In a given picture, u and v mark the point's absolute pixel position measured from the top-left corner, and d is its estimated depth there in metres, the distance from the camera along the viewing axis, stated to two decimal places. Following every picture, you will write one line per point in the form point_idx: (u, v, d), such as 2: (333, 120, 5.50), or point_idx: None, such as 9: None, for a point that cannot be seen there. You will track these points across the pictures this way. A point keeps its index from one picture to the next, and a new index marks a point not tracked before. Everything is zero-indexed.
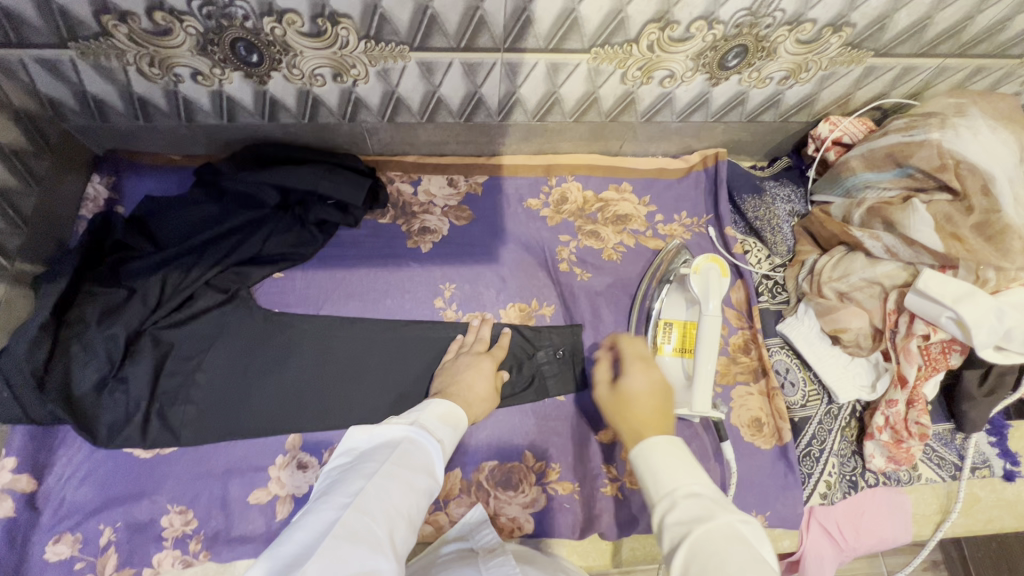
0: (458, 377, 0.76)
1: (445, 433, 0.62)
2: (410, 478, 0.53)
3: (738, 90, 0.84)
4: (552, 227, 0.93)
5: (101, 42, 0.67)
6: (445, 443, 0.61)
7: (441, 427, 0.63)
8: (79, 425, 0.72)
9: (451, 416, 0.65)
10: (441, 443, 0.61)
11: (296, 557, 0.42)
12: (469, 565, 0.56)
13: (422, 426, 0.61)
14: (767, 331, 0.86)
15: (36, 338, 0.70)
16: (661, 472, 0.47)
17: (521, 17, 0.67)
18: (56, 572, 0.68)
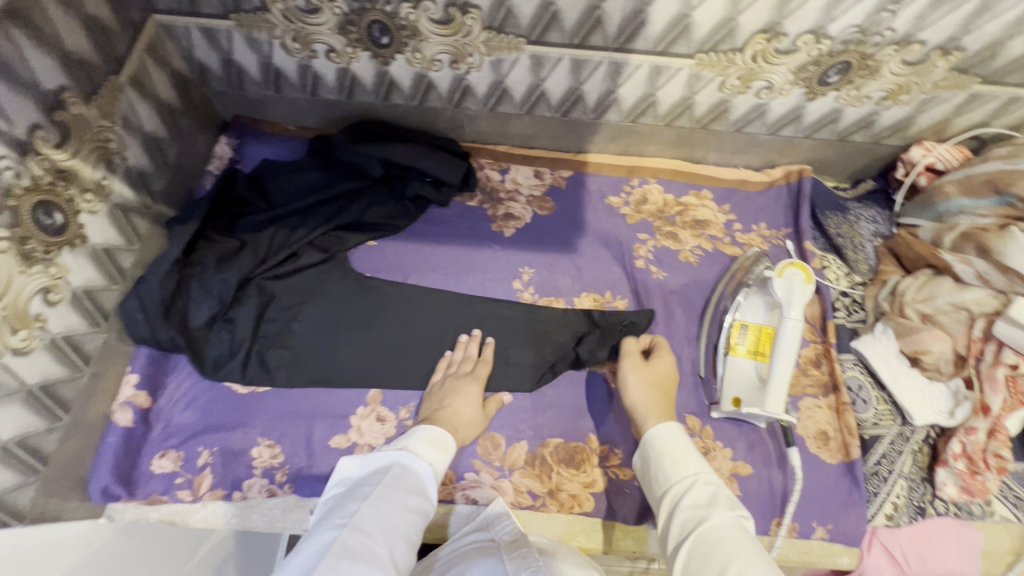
0: (447, 401, 0.77)
1: (435, 456, 0.67)
2: (400, 500, 0.59)
3: (833, 107, 0.86)
4: (631, 225, 0.96)
5: (259, 15, 0.75)
6: (435, 465, 0.67)
7: (430, 449, 0.68)
8: (192, 355, 0.78)
9: (441, 438, 0.70)
10: (430, 464, 0.66)
11: (304, 571, 0.49)
12: (494, 558, 0.59)
13: (411, 449, 0.67)
14: (841, 347, 0.86)
15: (166, 273, 0.77)
16: (680, 458, 0.61)
17: (636, 19, 0.72)
18: (159, 483, 0.74)
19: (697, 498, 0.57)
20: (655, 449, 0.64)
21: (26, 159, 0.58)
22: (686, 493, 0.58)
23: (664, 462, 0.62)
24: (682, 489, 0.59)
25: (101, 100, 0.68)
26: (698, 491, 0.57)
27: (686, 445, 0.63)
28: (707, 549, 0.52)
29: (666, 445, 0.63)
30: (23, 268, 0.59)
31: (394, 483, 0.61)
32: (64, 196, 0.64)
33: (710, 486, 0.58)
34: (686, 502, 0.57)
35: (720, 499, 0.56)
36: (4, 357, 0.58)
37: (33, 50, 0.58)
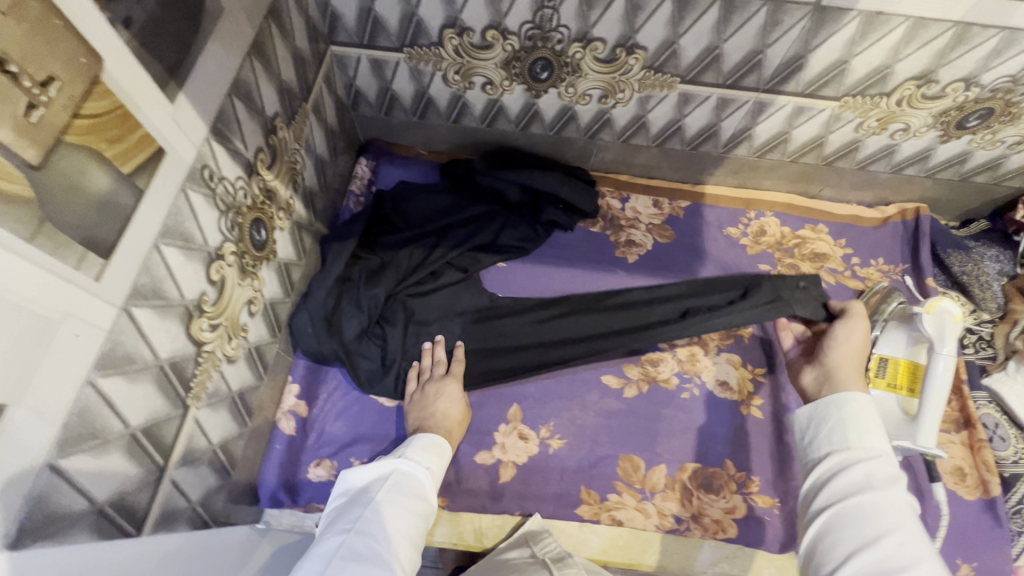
0: (432, 407, 0.77)
1: (431, 458, 0.66)
2: (400, 508, 0.59)
3: (964, 149, 0.88)
4: (752, 255, 0.99)
5: (431, 49, 0.80)
6: (433, 467, 0.66)
7: (436, 461, 0.67)
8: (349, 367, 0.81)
9: (440, 444, 0.69)
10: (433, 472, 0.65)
11: None
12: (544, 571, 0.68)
13: (416, 455, 0.66)
14: (973, 383, 0.88)
15: (330, 288, 0.81)
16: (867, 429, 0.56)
17: (795, 64, 0.76)
18: (317, 491, 0.76)
19: (879, 472, 0.53)
20: (840, 411, 0.59)
21: (251, 179, 0.62)
22: (868, 465, 0.54)
23: (854, 430, 0.57)
24: (857, 459, 0.55)
25: (295, 125, 0.73)
26: (879, 467, 0.53)
27: (869, 413, 0.58)
28: (861, 524, 0.49)
29: (853, 411, 0.58)
30: (240, 281, 0.63)
31: (402, 495, 0.60)
32: (269, 213, 0.68)
33: (896, 469, 0.53)
34: (864, 471, 0.53)
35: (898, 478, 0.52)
36: (222, 364, 0.61)
37: (264, 80, 0.63)
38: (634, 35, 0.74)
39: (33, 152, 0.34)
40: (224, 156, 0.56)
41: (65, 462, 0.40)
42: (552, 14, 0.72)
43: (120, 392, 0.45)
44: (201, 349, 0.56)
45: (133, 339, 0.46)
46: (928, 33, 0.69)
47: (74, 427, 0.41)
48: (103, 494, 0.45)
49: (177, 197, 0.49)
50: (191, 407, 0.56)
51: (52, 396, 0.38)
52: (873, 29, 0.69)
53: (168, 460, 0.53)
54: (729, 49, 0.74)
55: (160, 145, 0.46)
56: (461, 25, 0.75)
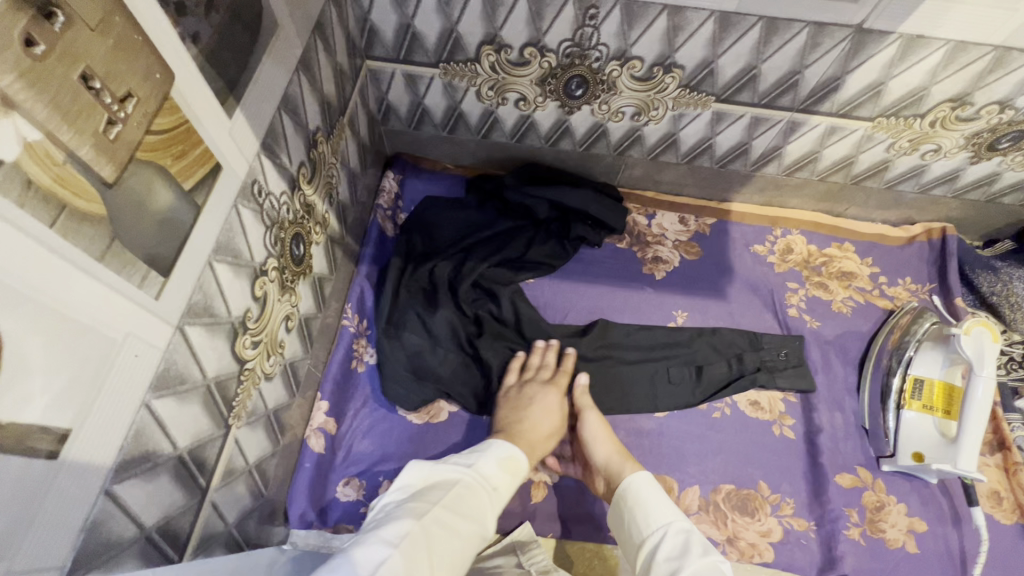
0: (526, 415, 0.76)
1: (500, 477, 0.65)
2: (455, 522, 0.56)
3: (993, 171, 0.89)
4: (779, 273, 0.98)
5: (467, 65, 0.79)
6: (496, 488, 0.64)
7: (501, 488, 0.64)
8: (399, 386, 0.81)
9: (516, 463, 0.68)
10: (496, 493, 0.63)
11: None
12: None
13: (489, 472, 0.64)
14: (1006, 406, 0.87)
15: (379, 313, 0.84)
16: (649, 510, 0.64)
17: (831, 85, 0.76)
18: (346, 511, 0.74)
19: (672, 550, 0.59)
20: (627, 500, 0.66)
21: (293, 194, 0.62)
22: (660, 545, 0.60)
23: (632, 514, 0.65)
24: (656, 539, 0.61)
25: (333, 139, 0.72)
26: (671, 543, 0.60)
27: (659, 492, 0.66)
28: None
29: (639, 496, 0.66)
30: (279, 297, 0.61)
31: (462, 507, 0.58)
32: (307, 228, 0.67)
33: (682, 540, 0.60)
34: (661, 551, 0.60)
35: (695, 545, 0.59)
36: (260, 382, 0.60)
37: (308, 94, 0.62)
38: (673, 54, 0.74)
39: (109, 169, 0.33)
40: (272, 171, 0.55)
41: (119, 487, 0.39)
42: (592, 32, 0.72)
43: (171, 413, 0.44)
44: (243, 367, 0.55)
45: (185, 358, 0.44)
46: (967, 56, 0.70)
47: (129, 452, 0.39)
48: (151, 519, 0.43)
49: (229, 213, 0.48)
50: (232, 427, 0.54)
51: (111, 419, 0.37)
52: (913, 52, 0.70)
53: (209, 482, 0.51)
54: (767, 69, 0.75)
55: (217, 160, 0.45)
56: (499, 42, 0.75)
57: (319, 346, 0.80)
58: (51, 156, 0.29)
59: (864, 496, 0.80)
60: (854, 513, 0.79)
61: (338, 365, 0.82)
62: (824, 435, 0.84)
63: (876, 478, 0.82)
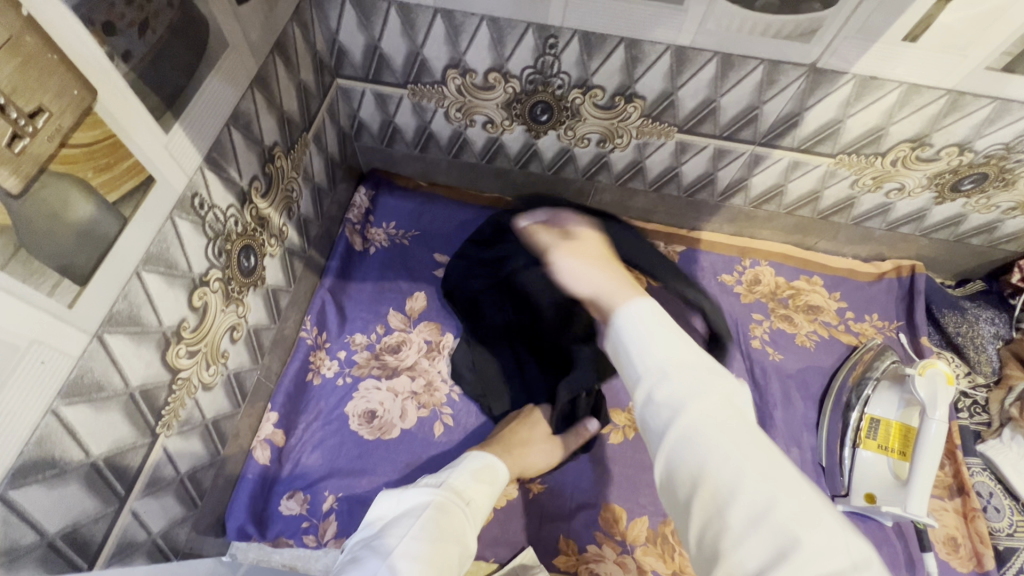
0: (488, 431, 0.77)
1: (476, 481, 0.66)
2: (443, 536, 0.56)
3: (959, 212, 0.89)
4: (745, 304, 0.98)
5: (434, 87, 0.81)
6: (476, 489, 0.65)
7: (485, 495, 0.66)
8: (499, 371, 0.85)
9: (491, 467, 0.69)
10: (479, 498, 0.65)
11: None
12: None
13: (471, 480, 0.66)
14: (967, 449, 0.86)
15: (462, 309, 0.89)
16: None
17: (790, 121, 0.77)
18: (287, 526, 0.74)
19: (676, 388, 0.43)
20: (618, 338, 0.48)
21: (243, 207, 0.63)
22: (659, 386, 0.43)
23: (631, 350, 0.46)
24: (650, 387, 0.44)
25: (294, 154, 0.74)
26: (672, 387, 0.43)
27: (663, 324, 0.47)
28: (694, 460, 0.40)
29: None
30: (223, 307, 0.62)
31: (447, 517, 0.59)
32: (259, 240, 0.68)
33: (690, 372, 0.43)
34: (675, 374, 0.43)
35: (708, 372, 0.44)
36: (197, 392, 0.60)
37: (264, 111, 0.64)
38: (632, 84, 0.75)
39: (14, 181, 0.34)
40: (217, 184, 0.56)
41: (17, 494, 0.39)
42: (553, 60, 0.74)
43: (85, 421, 0.44)
44: (176, 376, 0.55)
45: (103, 366, 0.45)
46: (921, 99, 0.70)
47: (30, 457, 0.39)
48: (56, 526, 0.43)
49: (163, 224, 0.49)
50: (159, 436, 0.54)
51: (10, 427, 0.37)
52: (868, 92, 0.71)
53: (130, 490, 0.51)
54: (726, 103, 0.75)
55: (150, 173, 0.46)
56: (464, 67, 0.77)
57: (273, 356, 0.80)
58: None
59: None
60: None
61: (292, 377, 0.82)
62: None
63: None
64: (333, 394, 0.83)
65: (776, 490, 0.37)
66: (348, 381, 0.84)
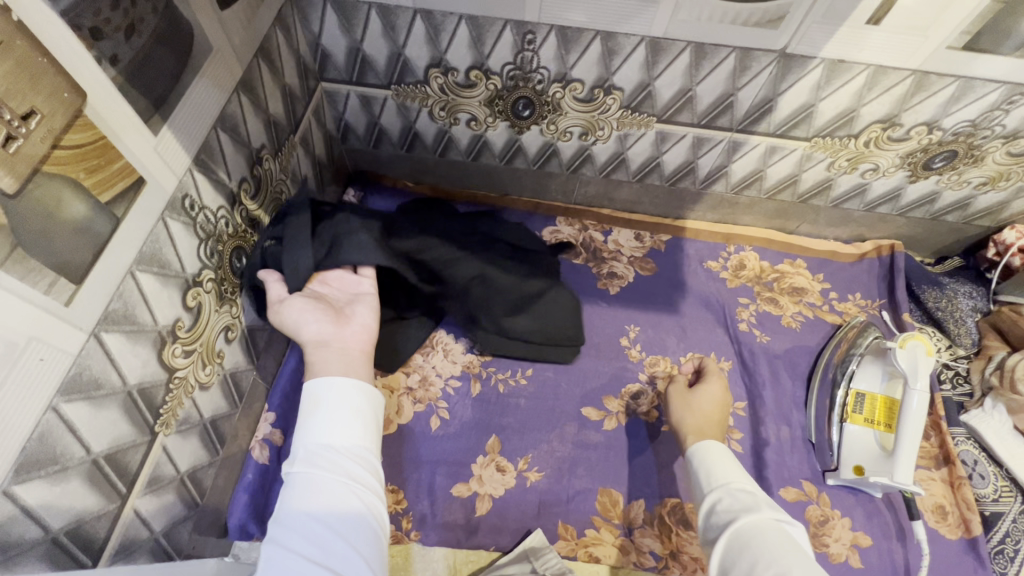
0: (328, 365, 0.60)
1: (311, 422, 0.55)
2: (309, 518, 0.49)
3: (933, 189, 0.91)
4: (731, 289, 1.00)
5: (417, 87, 0.83)
6: (318, 429, 0.55)
7: (350, 420, 0.56)
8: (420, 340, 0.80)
9: (316, 396, 0.57)
10: (339, 434, 0.55)
11: None
12: None
13: (317, 421, 0.55)
14: (950, 420, 0.88)
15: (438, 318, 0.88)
16: (716, 468, 0.64)
17: (764, 106, 0.79)
18: None
19: (729, 503, 0.59)
20: (694, 462, 0.67)
21: (234, 209, 0.64)
22: (720, 502, 0.60)
23: (702, 468, 0.65)
24: (715, 497, 0.61)
25: (282, 156, 0.75)
26: (728, 496, 0.59)
27: (722, 454, 0.66)
28: (743, 547, 0.53)
29: (701, 452, 0.67)
30: (217, 308, 0.63)
31: (313, 487, 0.50)
32: (250, 242, 0.69)
33: (742, 494, 0.59)
34: (731, 493, 0.60)
35: (762, 501, 0.58)
36: (194, 392, 0.61)
37: (251, 114, 0.65)
38: (610, 77, 0.77)
39: (10, 180, 0.35)
40: (206, 186, 0.58)
41: (21, 488, 0.40)
42: (532, 56, 0.76)
43: (85, 418, 0.45)
44: (172, 376, 0.56)
45: (101, 364, 0.46)
46: (889, 80, 0.73)
47: (33, 454, 0.40)
48: (59, 522, 0.44)
49: (155, 225, 0.50)
50: (158, 434, 0.55)
51: (11, 423, 0.38)
52: (837, 75, 0.73)
53: (131, 488, 0.52)
54: (701, 91, 0.78)
55: (140, 175, 0.47)
56: (445, 65, 0.78)
57: (268, 357, 0.81)
58: None
59: (808, 510, 0.80)
60: None
61: (287, 377, 0.82)
62: (769, 448, 0.85)
63: (822, 492, 0.82)
64: None
65: (815, 571, 0.49)
66: None
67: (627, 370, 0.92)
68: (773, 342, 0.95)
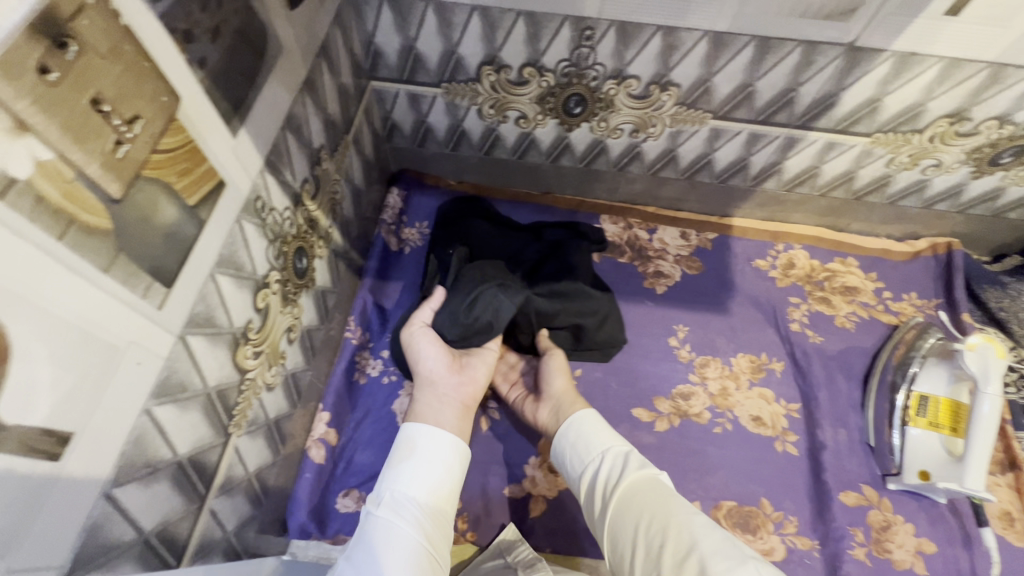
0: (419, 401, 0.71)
1: (403, 468, 0.61)
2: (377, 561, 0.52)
3: (997, 185, 0.88)
4: (781, 288, 0.98)
5: (468, 85, 0.82)
6: (406, 477, 0.61)
7: (434, 474, 0.62)
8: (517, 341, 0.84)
9: (412, 441, 0.64)
10: (421, 487, 0.60)
11: None
12: None
13: (406, 468, 0.62)
14: (1016, 424, 0.85)
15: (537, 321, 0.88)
16: (591, 439, 0.68)
17: (826, 102, 0.77)
18: (346, 522, 0.75)
19: (611, 469, 0.64)
20: (570, 435, 0.70)
21: (297, 210, 0.64)
22: (599, 468, 0.65)
23: (578, 439, 0.69)
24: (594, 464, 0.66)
25: (337, 156, 0.75)
26: (606, 462, 0.65)
27: (600, 424, 0.70)
28: (628, 508, 0.59)
29: (576, 427, 0.70)
30: (282, 309, 0.63)
31: (385, 533, 0.55)
32: (310, 242, 0.69)
33: (617, 456, 0.65)
34: (612, 459, 0.65)
35: (644, 466, 0.63)
36: (261, 392, 0.61)
37: (313, 114, 0.65)
38: (668, 73, 0.76)
39: (116, 186, 0.35)
40: (275, 187, 0.58)
41: (119, 491, 0.40)
42: (589, 52, 0.74)
43: (172, 420, 0.45)
44: (244, 377, 0.56)
45: (187, 367, 0.46)
46: (962, 73, 0.70)
47: (129, 456, 0.41)
48: (150, 523, 0.44)
49: (232, 228, 0.50)
50: (232, 435, 0.56)
51: (112, 425, 0.38)
52: (907, 69, 0.71)
53: (209, 490, 0.53)
54: (761, 86, 0.76)
55: (222, 177, 0.47)
56: (499, 63, 0.78)
57: (322, 357, 0.81)
58: (61, 174, 0.31)
59: (870, 515, 0.79)
60: (861, 534, 0.77)
61: (340, 377, 0.83)
62: (827, 451, 0.83)
63: (883, 497, 0.80)
64: (380, 393, 0.84)
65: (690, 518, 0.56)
66: (394, 379, 0.85)
67: (677, 370, 0.91)
68: (827, 343, 0.93)
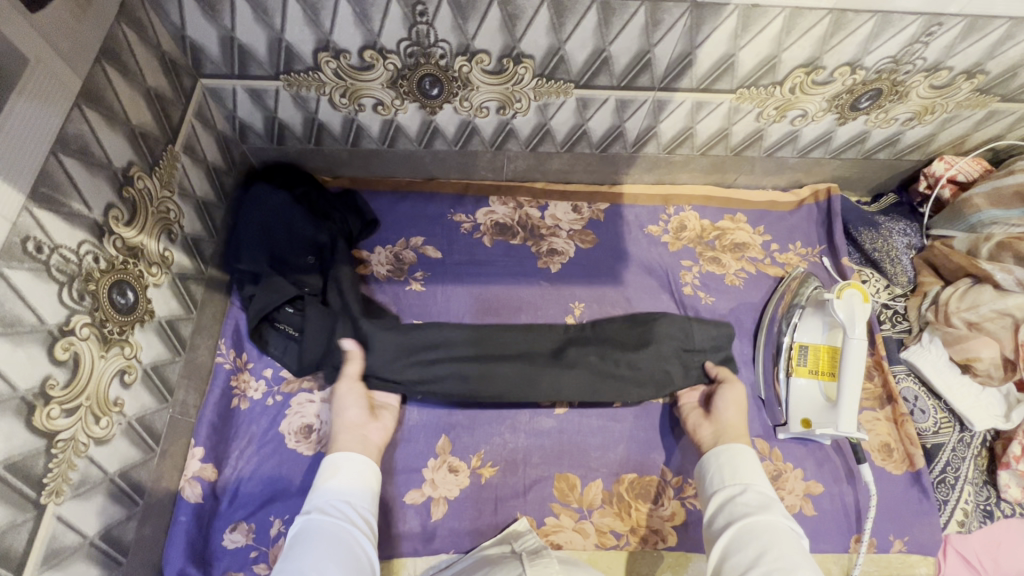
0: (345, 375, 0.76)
1: (336, 483, 0.67)
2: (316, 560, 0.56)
3: (862, 129, 0.90)
4: (673, 252, 0.97)
5: (309, 75, 0.74)
6: (342, 486, 0.66)
7: (346, 482, 0.67)
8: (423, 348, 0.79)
9: (338, 464, 0.69)
10: (336, 491, 0.66)
11: None
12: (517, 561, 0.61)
13: (330, 488, 0.67)
14: (891, 358, 0.89)
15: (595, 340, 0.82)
16: (739, 467, 0.68)
17: (684, 61, 0.74)
18: (233, 559, 0.70)
19: (746, 501, 0.64)
20: (717, 457, 0.70)
21: (103, 242, 0.57)
22: (739, 497, 0.65)
23: (717, 465, 0.69)
24: (731, 493, 0.66)
25: (161, 171, 0.66)
26: (748, 496, 0.64)
27: (750, 455, 0.69)
28: (749, 540, 0.59)
29: (722, 455, 0.70)
30: (102, 354, 0.56)
31: (319, 530, 0.60)
32: (135, 273, 0.62)
33: (759, 495, 0.64)
34: (749, 493, 0.64)
35: (775, 506, 0.63)
36: (88, 450, 0.55)
37: (104, 128, 0.57)
38: (516, 44, 0.71)
39: None
40: (57, 223, 0.51)
41: None
42: (427, 29, 0.68)
43: None
44: (54, 440, 0.51)
45: None
46: (806, 22, 0.69)
47: None
48: None
49: None
50: (48, 505, 0.51)
51: None
52: (753, 21, 0.68)
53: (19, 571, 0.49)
54: (616, 51, 0.72)
55: None
56: (334, 47, 0.70)
57: (186, 390, 0.74)
58: None
59: (761, 467, 0.81)
60: None
61: (215, 408, 0.76)
62: None
63: (773, 447, 0.83)
64: (263, 415, 0.78)
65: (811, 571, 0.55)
66: (278, 400, 0.79)
67: None
68: (720, 299, 0.93)
